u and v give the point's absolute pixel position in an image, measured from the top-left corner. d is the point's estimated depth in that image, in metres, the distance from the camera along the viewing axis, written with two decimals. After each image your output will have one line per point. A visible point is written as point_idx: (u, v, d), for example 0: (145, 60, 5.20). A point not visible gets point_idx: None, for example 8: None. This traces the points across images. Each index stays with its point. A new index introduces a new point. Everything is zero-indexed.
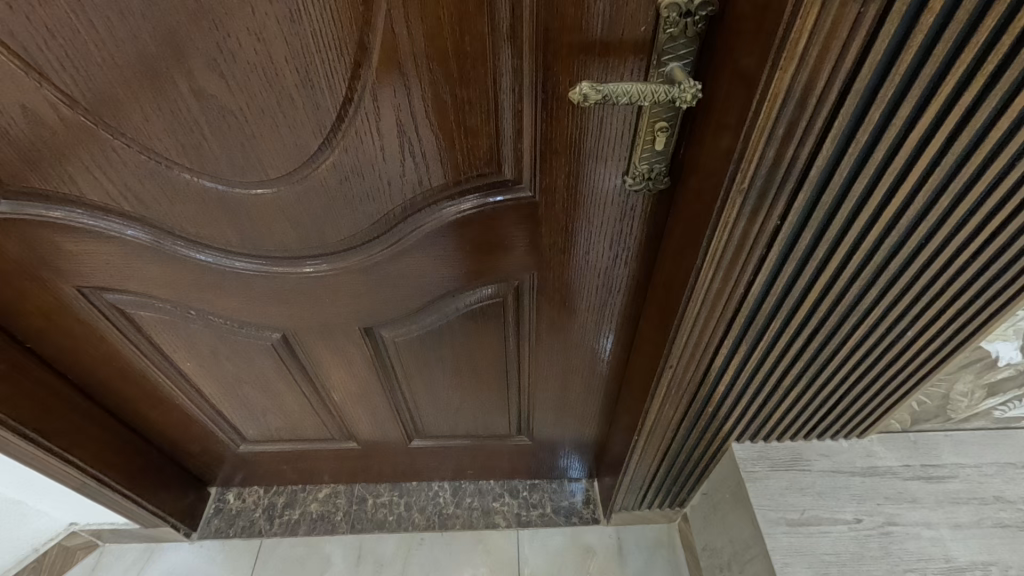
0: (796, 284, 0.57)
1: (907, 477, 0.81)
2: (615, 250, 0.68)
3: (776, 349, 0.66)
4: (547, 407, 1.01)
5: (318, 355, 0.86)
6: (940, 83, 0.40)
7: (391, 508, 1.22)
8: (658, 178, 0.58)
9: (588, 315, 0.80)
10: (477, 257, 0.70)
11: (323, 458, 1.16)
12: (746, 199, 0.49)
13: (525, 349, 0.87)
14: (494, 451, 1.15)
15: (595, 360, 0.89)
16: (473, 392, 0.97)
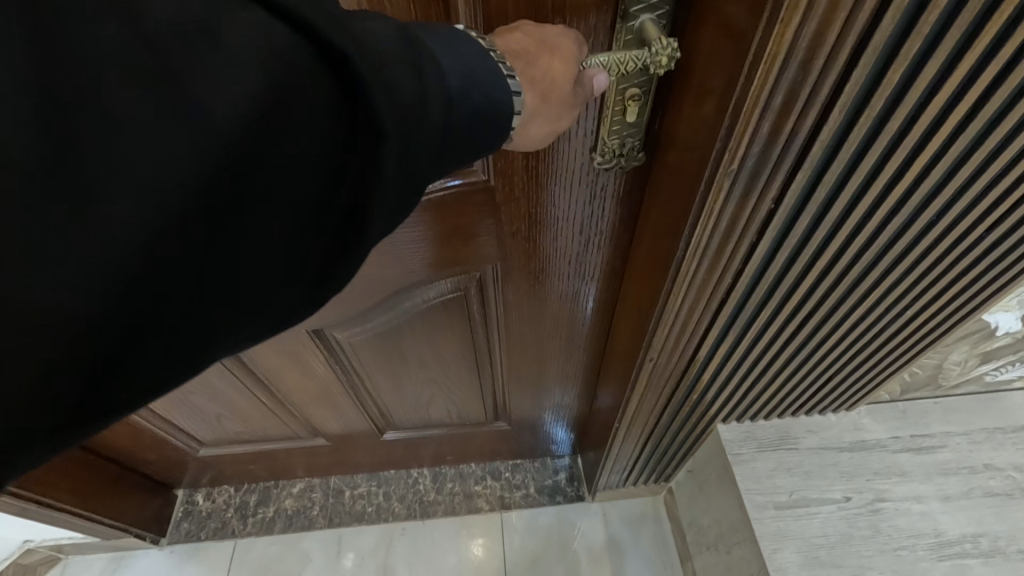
0: (791, 268, 0.51)
1: (896, 450, 0.79)
2: (587, 235, 0.61)
3: (767, 333, 0.61)
4: (523, 392, 0.96)
5: (266, 359, 0.78)
6: (977, 35, 0.32)
7: (369, 499, 1.18)
8: (630, 154, 0.50)
9: (561, 302, 0.73)
10: (429, 249, 0.61)
11: (292, 456, 1.10)
12: (735, 181, 0.41)
13: (495, 338, 0.80)
14: (472, 437, 1.10)
15: (572, 344, 0.83)
16: (441, 384, 0.91)
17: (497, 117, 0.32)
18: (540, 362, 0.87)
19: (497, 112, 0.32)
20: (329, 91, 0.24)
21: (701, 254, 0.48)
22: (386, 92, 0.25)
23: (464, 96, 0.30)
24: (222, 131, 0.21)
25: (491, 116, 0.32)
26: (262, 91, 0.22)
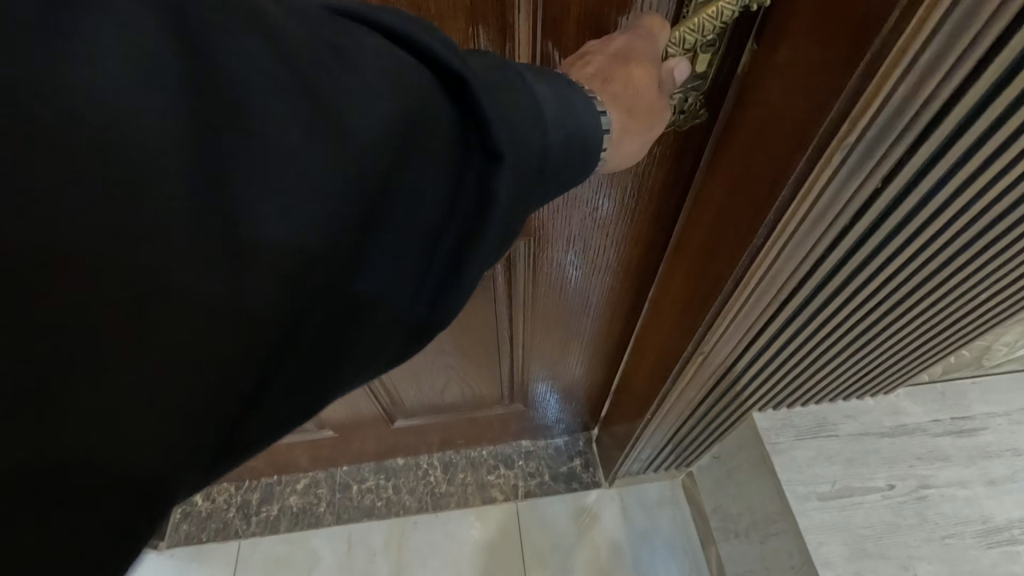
0: (878, 255, 0.46)
1: (937, 433, 0.75)
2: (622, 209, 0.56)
3: (830, 322, 0.56)
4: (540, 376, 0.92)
5: None
6: None
7: (378, 493, 1.13)
8: (691, 113, 0.43)
9: (590, 281, 0.68)
10: None
11: (294, 450, 1.04)
12: (845, 159, 0.34)
13: (518, 323, 0.75)
14: (483, 421, 1.06)
15: (597, 323, 0.79)
16: (456, 371, 0.86)
17: (588, 155, 0.33)
18: (559, 344, 0.83)
19: (589, 140, 0.32)
20: (448, 118, 0.26)
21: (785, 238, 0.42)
22: (497, 112, 0.27)
23: (559, 119, 0.30)
24: (377, 147, 0.23)
25: (584, 142, 0.32)
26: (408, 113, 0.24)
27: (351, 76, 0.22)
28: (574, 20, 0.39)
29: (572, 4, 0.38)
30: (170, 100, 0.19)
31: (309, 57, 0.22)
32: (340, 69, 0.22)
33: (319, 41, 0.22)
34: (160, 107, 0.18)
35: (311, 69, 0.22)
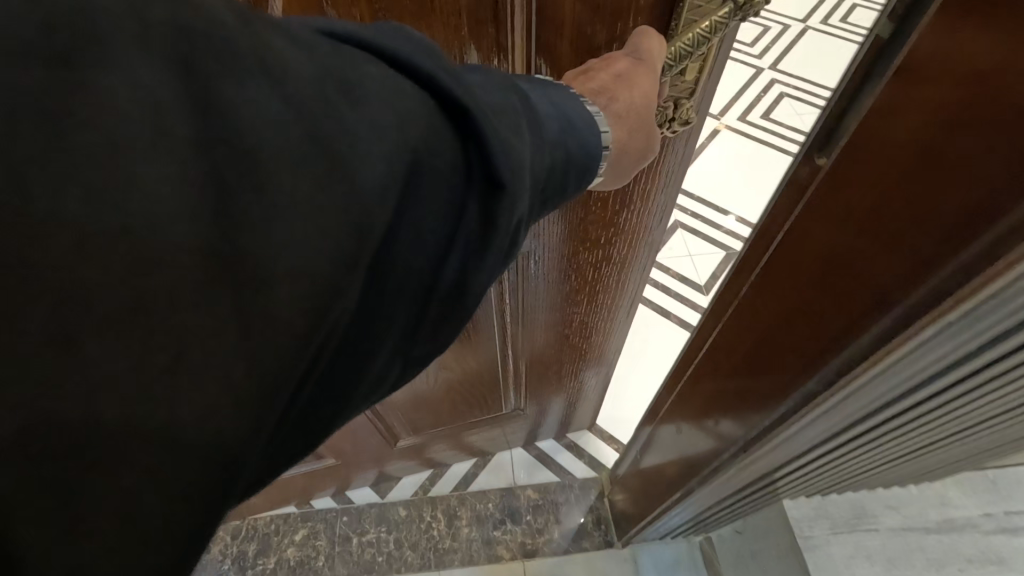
0: (977, 399, 0.38)
1: (990, 531, 0.69)
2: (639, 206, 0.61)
3: (897, 445, 0.49)
4: (541, 372, 0.93)
5: None
6: None
7: (379, 547, 1.09)
8: (677, 118, 0.48)
9: (608, 275, 0.73)
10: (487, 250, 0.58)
11: (289, 485, 1.02)
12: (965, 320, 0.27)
13: (539, 326, 0.79)
14: (486, 428, 1.08)
15: (608, 313, 0.85)
16: (454, 387, 0.88)
17: (586, 165, 0.36)
18: (553, 340, 0.86)
19: (586, 159, 0.35)
20: (452, 150, 0.27)
21: (874, 372, 0.35)
22: (501, 139, 0.27)
23: (557, 136, 0.33)
24: (382, 184, 0.23)
25: (579, 160, 0.35)
26: (411, 149, 0.25)
27: (354, 114, 0.23)
28: (568, 42, 0.43)
29: (566, 25, 0.42)
30: (184, 151, 0.19)
31: (309, 89, 0.22)
32: (341, 101, 0.23)
33: (319, 73, 0.23)
34: (169, 170, 0.19)
35: (311, 104, 0.22)
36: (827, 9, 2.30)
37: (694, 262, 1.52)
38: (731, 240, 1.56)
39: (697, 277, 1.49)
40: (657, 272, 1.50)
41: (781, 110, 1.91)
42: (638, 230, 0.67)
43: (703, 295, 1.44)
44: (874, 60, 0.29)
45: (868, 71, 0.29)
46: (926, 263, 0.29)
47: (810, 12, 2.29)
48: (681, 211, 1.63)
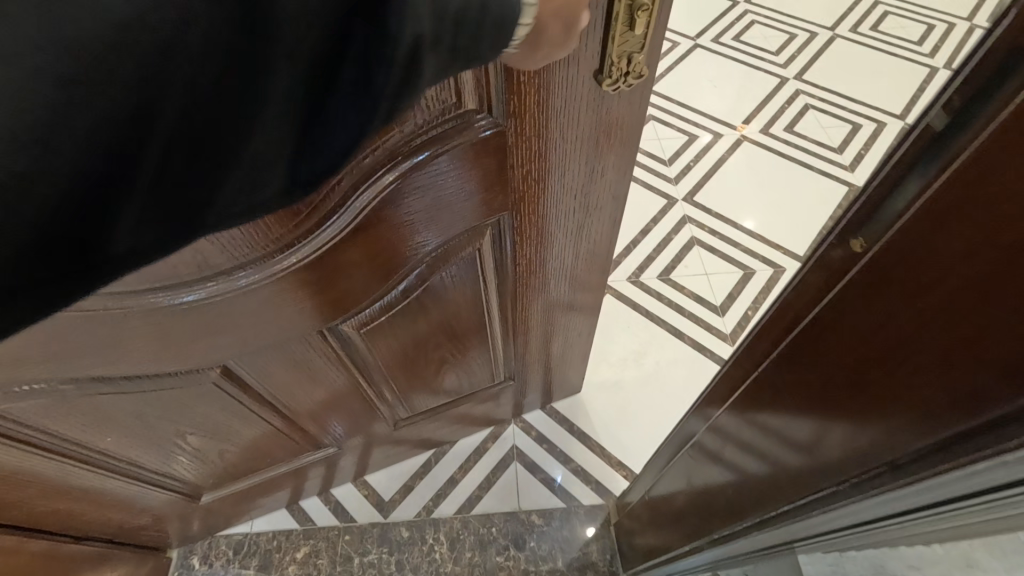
0: None
1: None
2: (588, 160, 0.72)
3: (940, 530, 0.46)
4: (528, 321, 0.97)
5: (269, 371, 0.81)
6: None
7: (379, 569, 1.12)
8: (635, 69, 0.61)
9: (571, 230, 0.83)
10: (454, 204, 0.68)
11: (280, 480, 1.10)
12: None
13: (513, 286, 0.88)
14: (478, 404, 1.15)
15: (579, 274, 0.94)
16: (448, 351, 0.97)
17: None
18: (536, 304, 0.94)
19: None
20: None
21: (915, 487, 0.35)
22: None
23: None
24: None
25: None
26: None
27: None
28: None
29: None
30: None
31: None
32: None
33: None
34: None
35: None
36: (857, 16, 2.23)
37: (710, 280, 1.47)
38: (748, 259, 1.51)
39: (712, 297, 1.44)
40: (671, 290, 1.46)
41: (806, 122, 1.85)
42: (592, 178, 0.76)
43: (717, 317, 1.41)
44: (926, 149, 0.29)
45: (915, 160, 0.30)
46: (983, 391, 0.29)
47: (839, 20, 2.22)
48: (697, 226, 1.59)
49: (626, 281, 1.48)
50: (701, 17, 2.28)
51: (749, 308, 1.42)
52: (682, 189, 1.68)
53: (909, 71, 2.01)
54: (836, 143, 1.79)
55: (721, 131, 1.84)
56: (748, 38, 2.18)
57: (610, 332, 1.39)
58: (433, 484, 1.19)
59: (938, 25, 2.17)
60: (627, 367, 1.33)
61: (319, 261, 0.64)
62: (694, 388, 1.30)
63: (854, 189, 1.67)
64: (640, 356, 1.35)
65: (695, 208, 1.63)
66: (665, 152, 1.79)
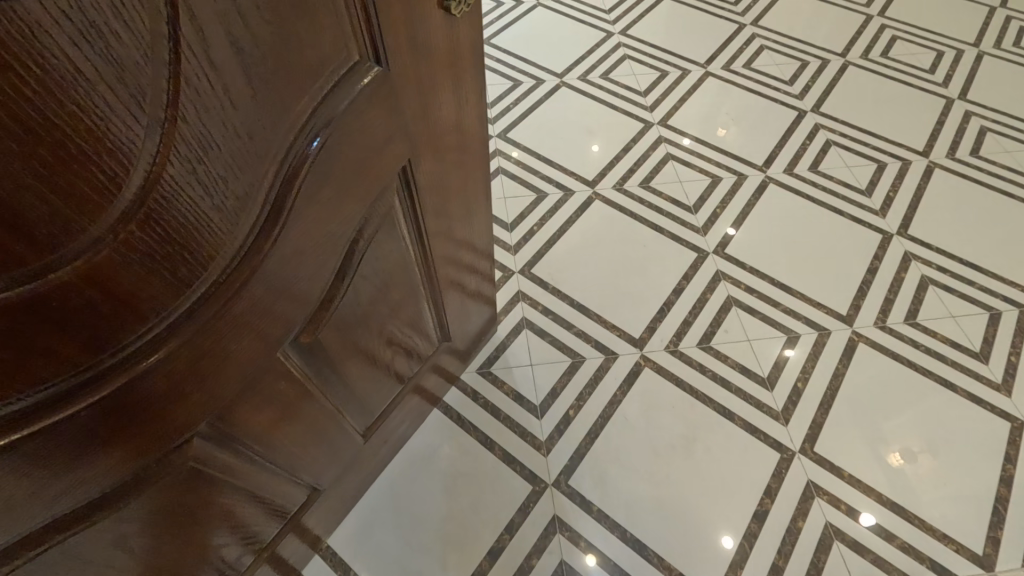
0: None
1: None
2: (458, 92, 0.83)
3: None
4: (446, 267, 1.05)
5: (254, 426, 0.77)
6: None
7: None
8: None
9: (458, 167, 0.93)
10: (371, 165, 0.72)
11: (264, 565, 1.00)
12: None
13: (428, 240, 0.94)
14: (423, 383, 1.18)
15: (473, 210, 1.05)
16: (393, 332, 0.99)
17: None
18: (450, 248, 1.03)
19: None
20: None
21: None
22: None
23: None
24: None
25: None
26: None
27: None
28: None
29: None
30: None
31: None
32: None
33: None
34: None
35: None
36: (867, 42, 2.16)
37: (754, 348, 1.37)
38: (790, 321, 1.41)
39: (758, 368, 1.33)
40: (714, 361, 1.34)
41: (830, 161, 1.76)
42: (464, 113, 0.87)
43: (766, 391, 1.30)
44: None
45: None
46: None
47: (849, 46, 2.15)
48: (733, 284, 1.48)
49: (664, 351, 1.36)
50: (708, 43, 2.17)
51: (799, 379, 1.32)
52: (712, 241, 1.56)
53: (925, 101, 1.94)
54: (864, 185, 1.70)
55: (745, 173, 1.73)
56: (759, 64, 2.08)
57: (655, 416, 1.26)
58: (428, 550, 1.13)
59: (947, 51, 2.11)
60: (677, 457, 1.21)
61: (269, 261, 0.63)
62: (754, 478, 1.18)
63: (891, 236, 1.57)
64: (690, 443, 1.23)
65: (728, 262, 1.52)
66: (689, 197, 1.67)
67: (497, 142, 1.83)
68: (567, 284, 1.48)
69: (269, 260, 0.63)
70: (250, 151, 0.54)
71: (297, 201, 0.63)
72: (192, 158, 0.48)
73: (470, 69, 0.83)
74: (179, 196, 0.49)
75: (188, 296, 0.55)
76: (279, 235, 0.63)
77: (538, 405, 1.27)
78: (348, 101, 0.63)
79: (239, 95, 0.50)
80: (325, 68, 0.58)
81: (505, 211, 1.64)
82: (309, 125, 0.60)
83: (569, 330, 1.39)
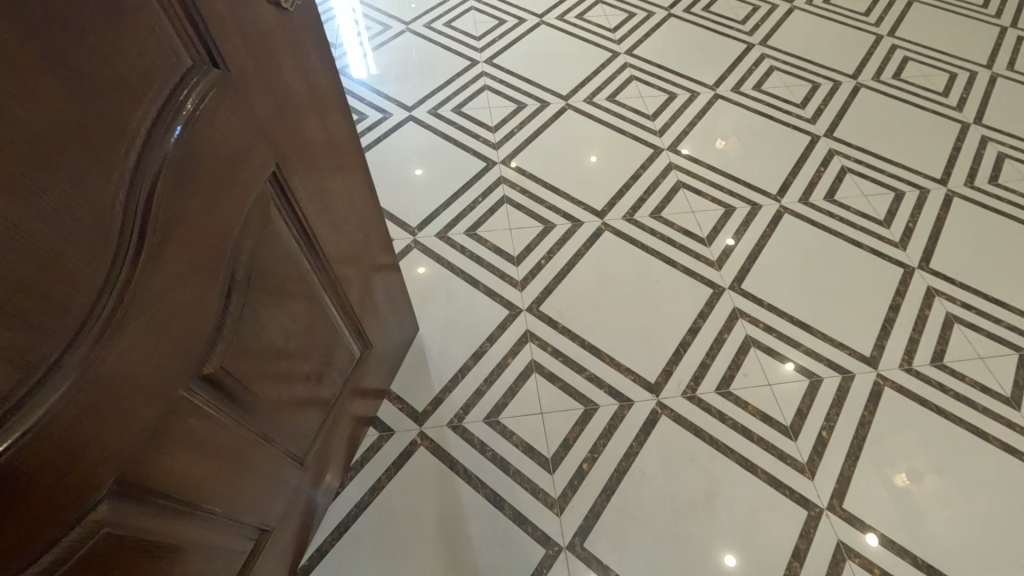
0: None
1: None
2: (306, 89, 0.83)
3: None
4: (346, 268, 1.04)
5: (183, 471, 0.71)
6: None
7: None
8: None
9: (328, 163, 0.93)
10: (235, 173, 0.70)
11: None
12: None
13: (318, 243, 0.93)
14: (352, 400, 1.15)
15: (357, 208, 1.05)
16: (308, 345, 0.96)
17: None
18: (344, 249, 1.02)
19: None
20: None
21: None
22: None
23: None
24: None
25: None
26: None
27: None
28: None
29: None
30: None
31: None
32: None
33: None
34: None
35: None
36: (877, 63, 2.11)
37: (775, 393, 1.30)
38: (812, 363, 1.35)
39: (781, 416, 1.27)
40: (735, 408, 1.27)
41: (845, 189, 1.71)
42: (317, 110, 0.87)
43: (789, 440, 1.23)
44: None
45: None
46: None
47: (860, 67, 2.10)
48: (751, 322, 1.41)
49: (681, 398, 1.29)
50: (717, 63, 2.12)
51: (823, 427, 1.25)
52: (728, 276, 1.50)
53: (940, 126, 1.89)
54: (882, 215, 1.64)
55: (759, 202, 1.67)
56: (769, 86, 2.03)
57: (675, 471, 1.19)
58: None
59: (960, 73, 2.07)
60: (698, 516, 1.14)
61: (143, 290, 0.59)
62: (780, 538, 1.11)
63: (911, 270, 1.52)
64: (711, 499, 1.16)
65: (745, 299, 1.46)
66: (702, 228, 1.60)
67: (501, 168, 1.76)
68: (577, 322, 1.41)
69: (143, 288, 0.59)
70: (89, 171, 0.51)
71: (162, 221, 0.60)
72: (22, 186, 0.45)
73: (313, 67, 0.84)
74: (11, 229, 0.45)
75: (54, 342, 0.50)
76: (149, 258, 0.59)
77: (549, 458, 1.20)
78: (193, 107, 0.61)
79: (58, 116, 0.47)
80: (157, 77, 0.56)
81: (510, 243, 1.57)
82: (153, 141, 0.57)
83: (580, 375, 1.32)
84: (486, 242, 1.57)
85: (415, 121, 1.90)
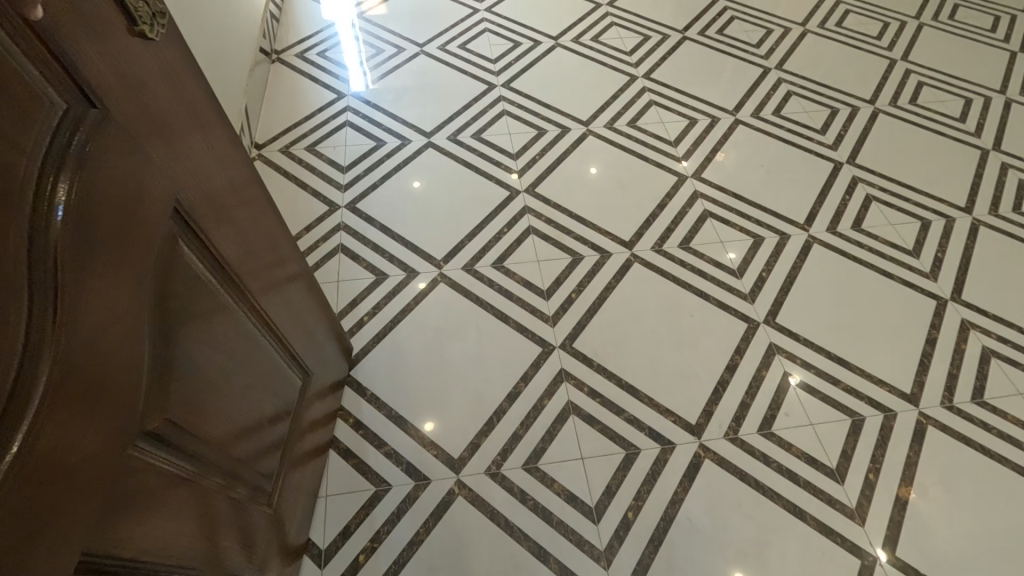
0: None
1: None
2: (196, 113, 0.73)
3: None
4: (265, 293, 0.96)
5: (155, 532, 0.67)
6: None
7: None
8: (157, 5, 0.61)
9: (230, 187, 0.84)
10: (143, 224, 0.62)
11: None
12: None
13: (236, 274, 0.85)
14: (298, 431, 1.09)
15: (264, 228, 0.96)
16: (244, 383, 0.89)
17: None
18: (260, 275, 0.94)
19: None
20: None
21: None
22: None
23: None
24: None
25: None
26: None
27: None
28: None
29: None
30: None
31: None
32: None
33: None
34: None
35: None
36: (893, 87, 2.12)
37: (818, 433, 1.27)
38: (853, 401, 1.32)
39: (826, 457, 1.24)
40: (779, 450, 1.24)
41: (873, 218, 1.70)
42: (211, 135, 0.77)
43: (836, 483, 1.20)
44: None
45: None
46: None
47: (877, 92, 2.10)
48: (788, 358, 1.39)
49: (724, 440, 1.25)
50: (734, 87, 2.11)
51: (870, 469, 1.22)
52: (761, 309, 1.47)
53: (960, 152, 1.89)
54: (911, 244, 1.63)
55: (788, 232, 1.65)
56: (788, 112, 2.02)
57: (723, 518, 1.15)
58: None
59: (975, 98, 2.08)
60: (750, 567, 1.10)
61: (67, 368, 0.52)
62: None
63: (945, 301, 1.50)
64: (762, 548, 1.12)
65: (781, 333, 1.43)
66: (733, 260, 1.58)
67: (525, 198, 1.72)
68: (614, 360, 1.37)
69: (69, 364, 0.52)
70: None
71: (73, 290, 0.52)
72: None
73: (196, 87, 0.73)
74: None
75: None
76: (67, 333, 0.52)
77: (593, 507, 1.16)
78: (77, 163, 0.52)
79: None
80: (27, 137, 0.47)
81: (538, 276, 1.53)
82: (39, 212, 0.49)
83: (620, 416, 1.28)
84: (513, 274, 1.53)
85: (434, 147, 1.86)
